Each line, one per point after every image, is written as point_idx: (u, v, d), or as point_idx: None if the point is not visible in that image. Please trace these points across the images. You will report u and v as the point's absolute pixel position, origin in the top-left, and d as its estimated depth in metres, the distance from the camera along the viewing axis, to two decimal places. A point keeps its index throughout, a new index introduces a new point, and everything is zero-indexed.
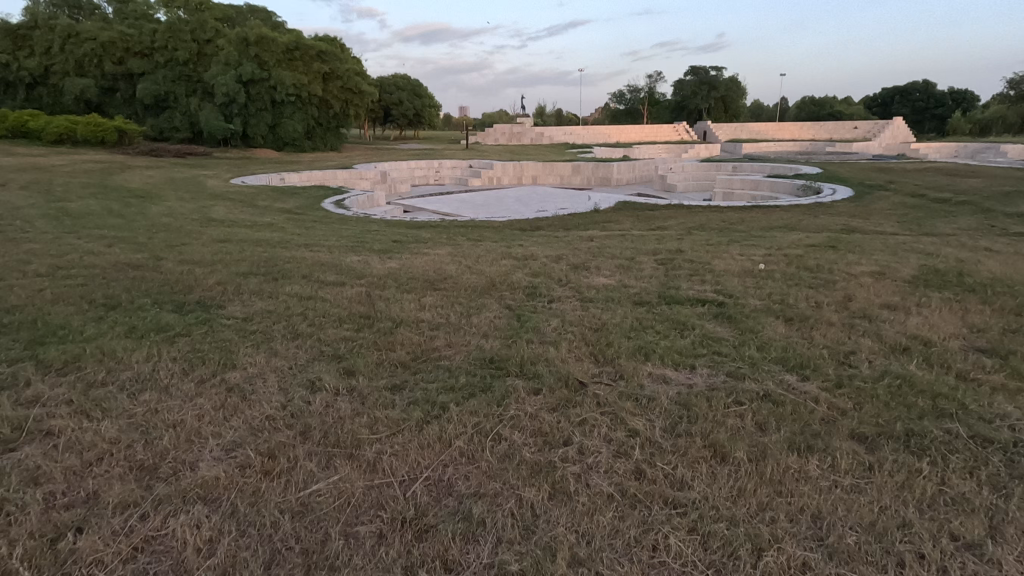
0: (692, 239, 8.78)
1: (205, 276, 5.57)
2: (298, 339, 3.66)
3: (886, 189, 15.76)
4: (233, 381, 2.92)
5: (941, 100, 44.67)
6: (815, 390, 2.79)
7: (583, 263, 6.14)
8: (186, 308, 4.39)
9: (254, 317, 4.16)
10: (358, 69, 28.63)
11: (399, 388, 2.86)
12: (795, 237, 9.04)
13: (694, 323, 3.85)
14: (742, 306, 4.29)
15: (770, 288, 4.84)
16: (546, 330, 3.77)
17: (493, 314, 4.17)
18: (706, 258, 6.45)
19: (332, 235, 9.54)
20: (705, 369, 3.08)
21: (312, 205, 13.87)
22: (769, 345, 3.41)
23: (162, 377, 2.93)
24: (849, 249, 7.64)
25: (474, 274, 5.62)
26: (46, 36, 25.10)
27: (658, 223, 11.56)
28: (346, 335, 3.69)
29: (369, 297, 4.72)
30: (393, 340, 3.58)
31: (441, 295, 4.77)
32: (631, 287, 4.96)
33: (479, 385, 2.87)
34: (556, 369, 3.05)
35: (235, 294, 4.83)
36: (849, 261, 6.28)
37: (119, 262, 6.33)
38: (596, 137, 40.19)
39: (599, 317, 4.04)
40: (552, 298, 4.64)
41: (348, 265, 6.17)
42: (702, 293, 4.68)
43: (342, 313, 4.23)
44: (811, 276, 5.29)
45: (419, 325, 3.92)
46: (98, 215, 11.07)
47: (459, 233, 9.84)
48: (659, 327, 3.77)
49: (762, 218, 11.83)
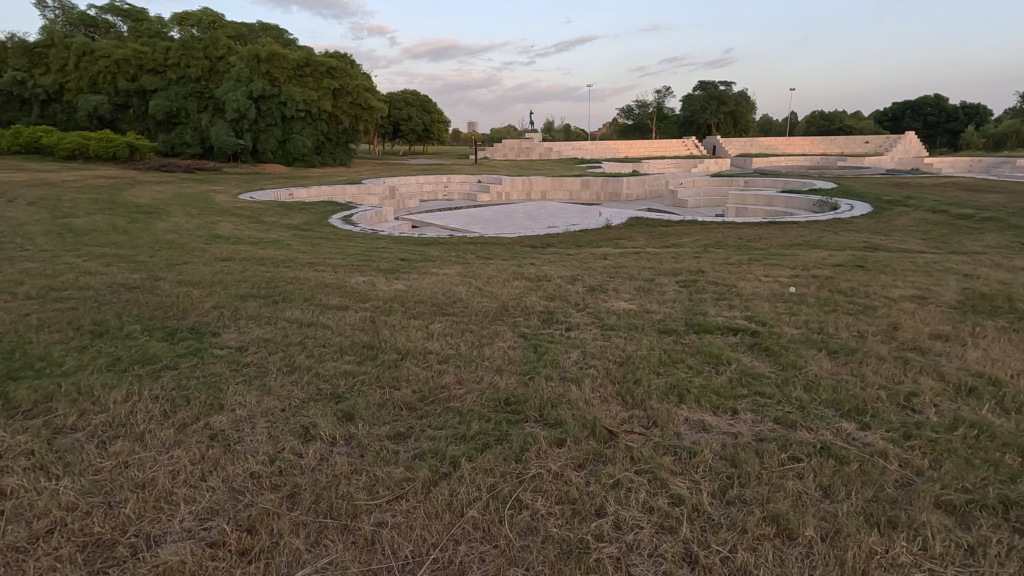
0: (710, 257, 8.45)
1: (202, 298, 5.30)
2: (294, 373, 3.35)
3: (906, 204, 15.33)
4: (218, 426, 2.61)
5: (953, 114, 43.60)
6: (880, 442, 2.44)
7: (600, 285, 5.82)
8: (176, 336, 4.09)
9: (249, 347, 3.85)
10: (368, 85, 28.67)
11: (405, 436, 2.53)
12: (818, 256, 8.68)
13: (729, 356, 3.50)
14: (778, 336, 3.94)
15: (806, 314, 4.48)
16: (566, 364, 3.43)
17: (507, 345, 3.84)
18: (730, 278, 6.11)
19: (339, 252, 9.27)
20: (748, 415, 2.74)
21: (319, 221, 13.68)
22: (817, 384, 3.06)
23: (137, 422, 2.63)
24: (880, 269, 7.24)
25: (484, 297, 5.31)
26: (62, 54, 25.36)
27: (672, 239, 11.24)
28: (347, 369, 3.37)
29: (374, 324, 4.41)
30: (399, 375, 3.26)
31: (450, 321, 4.45)
32: (654, 313, 4.62)
33: (494, 434, 2.54)
34: (581, 412, 2.72)
35: (231, 320, 4.53)
36: (883, 283, 5.92)
37: (117, 282, 6.10)
38: (605, 151, 40.03)
39: (622, 348, 3.70)
40: (568, 325, 4.31)
41: (353, 287, 5.87)
42: (733, 320, 4.33)
43: (344, 342, 3.91)
44: (848, 300, 4.93)
45: (426, 357, 3.59)
46: (104, 231, 10.92)
47: (468, 251, 9.56)
48: (690, 361, 3.43)
49: (779, 234, 11.48)
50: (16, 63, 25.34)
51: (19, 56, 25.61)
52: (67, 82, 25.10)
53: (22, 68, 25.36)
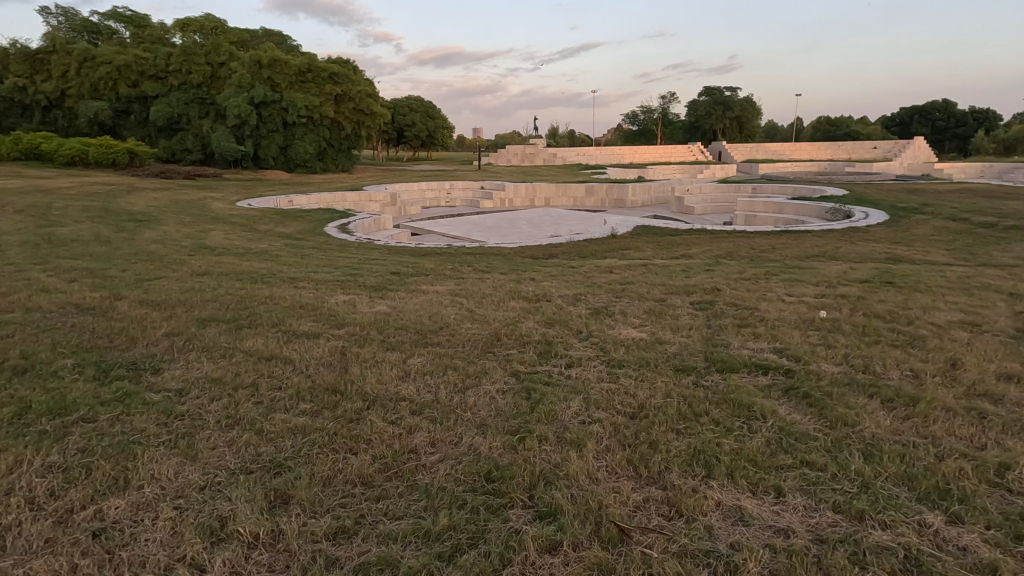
0: (723, 271, 7.87)
1: (159, 323, 4.73)
2: (234, 430, 2.75)
3: (924, 211, 14.73)
4: (108, 516, 2.03)
5: (963, 119, 42.95)
6: (982, 548, 1.84)
7: (606, 307, 5.21)
8: (109, 376, 3.50)
9: (191, 391, 3.27)
10: (371, 90, 28.20)
11: (350, 533, 1.96)
12: (839, 269, 8.10)
13: (764, 406, 2.90)
14: (818, 377, 3.33)
15: (844, 346, 3.87)
16: (565, 419, 2.82)
17: (495, 389, 3.22)
18: (749, 299, 5.48)
19: (327, 265, 8.73)
20: (798, 498, 2.12)
21: (314, 229, 13.12)
22: (877, 447, 2.47)
23: (7, 511, 2.06)
24: (910, 285, 6.64)
25: (474, 322, 4.70)
26: (63, 61, 24.91)
27: (681, 250, 10.63)
28: (296, 423, 2.78)
29: (344, 358, 3.81)
30: (358, 434, 2.67)
31: (432, 355, 3.85)
32: (668, 344, 4.01)
33: (466, 531, 1.96)
34: (582, 496, 2.15)
35: (181, 353, 3.96)
36: (922, 305, 5.28)
37: (74, 303, 5.51)
38: (610, 157, 39.47)
39: (633, 395, 3.09)
40: (568, 360, 3.70)
41: (331, 309, 5.28)
42: (761, 356, 3.71)
43: (302, 385, 3.30)
44: (889, 328, 4.31)
45: (397, 406, 3.00)
46: (86, 242, 10.37)
47: (465, 263, 9.01)
48: (716, 415, 2.81)
49: (795, 244, 10.84)
50: (17, 69, 24.99)
51: (21, 63, 25.27)
52: (68, 88, 24.72)
53: (24, 74, 25.04)
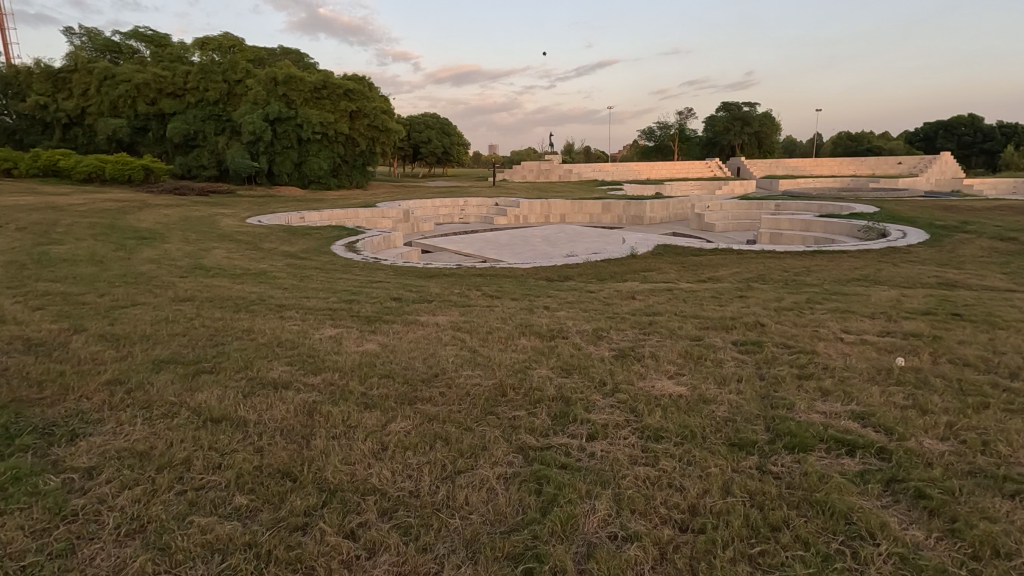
0: (760, 297, 7.07)
1: (107, 366, 4.01)
2: (132, 544, 2.01)
3: (965, 229, 13.77)
4: None
5: (990, 134, 41.69)
6: None
7: (633, 348, 4.38)
8: (11, 445, 2.77)
9: (104, 471, 2.51)
10: (386, 107, 27.76)
11: None
12: (889, 296, 7.22)
13: (869, 516, 2.06)
14: (927, 463, 2.48)
15: (949, 412, 3.00)
16: (590, 532, 2.04)
17: (494, 476, 2.43)
18: (802, 338, 4.64)
19: (326, 289, 8.04)
20: None
21: (320, 247, 12.50)
22: None
23: None
24: (979, 317, 5.75)
25: (475, 368, 3.91)
26: (85, 79, 24.82)
27: (707, 273, 9.79)
28: (219, 534, 2.02)
29: (309, 421, 3.03)
30: (297, 558, 1.91)
31: (417, 418, 3.05)
32: (715, 404, 3.18)
33: None
34: None
35: (112, 411, 3.21)
36: (1012, 346, 4.42)
37: (25, 338, 4.81)
38: (627, 173, 38.75)
39: (679, 490, 2.29)
40: (590, 430, 2.89)
41: (310, 348, 4.51)
42: (840, 426, 2.86)
43: (246, 465, 2.54)
44: (993, 383, 3.44)
45: (361, 504, 2.23)
46: (78, 262, 9.78)
47: (474, 286, 8.31)
48: (801, 528, 2.01)
49: (832, 266, 9.96)
50: (40, 88, 24.96)
51: (44, 82, 25.28)
52: (88, 106, 24.66)
53: (46, 93, 25.00)
